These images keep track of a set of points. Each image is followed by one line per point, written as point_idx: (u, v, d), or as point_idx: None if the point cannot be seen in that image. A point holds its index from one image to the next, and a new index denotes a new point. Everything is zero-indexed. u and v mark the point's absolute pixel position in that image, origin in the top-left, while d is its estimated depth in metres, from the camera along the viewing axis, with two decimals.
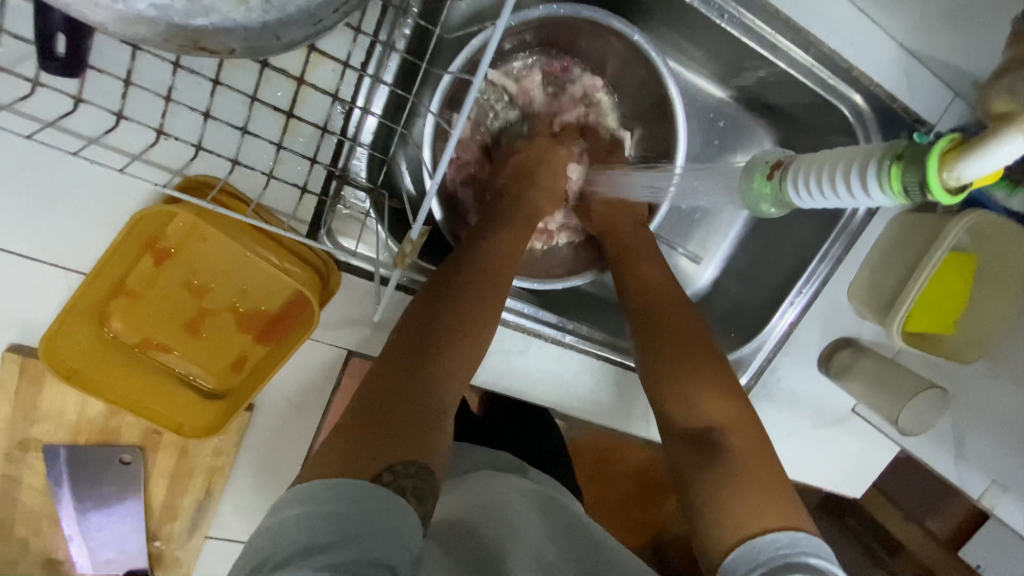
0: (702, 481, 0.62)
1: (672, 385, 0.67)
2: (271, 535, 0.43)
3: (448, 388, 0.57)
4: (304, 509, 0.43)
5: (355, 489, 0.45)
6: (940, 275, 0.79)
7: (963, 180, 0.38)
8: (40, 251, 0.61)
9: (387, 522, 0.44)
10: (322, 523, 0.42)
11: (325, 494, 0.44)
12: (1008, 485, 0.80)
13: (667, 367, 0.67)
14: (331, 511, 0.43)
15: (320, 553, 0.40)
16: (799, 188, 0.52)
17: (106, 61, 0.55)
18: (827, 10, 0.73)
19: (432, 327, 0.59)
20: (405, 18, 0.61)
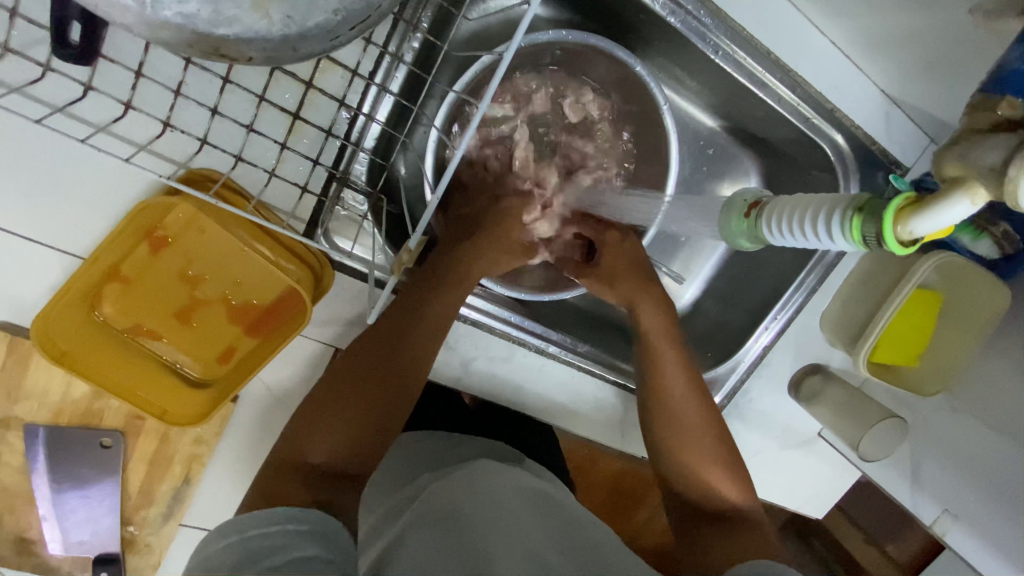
0: (703, 542, 0.69)
1: (684, 458, 0.74)
2: (206, 560, 0.47)
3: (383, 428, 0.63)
4: (234, 538, 0.48)
5: (290, 514, 0.50)
6: (907, 311, 0.83)
7: (915, 235, 0.40)
8: (36, 233, 0.62)
9: (311, 530, 0.50)
10: (263, 538, 0.48)
11: (251, 523, 0.49)
12: (958, 514, 0.84)
13: (683, 446, 0.74)
14: (266, 529, 0.49)
15: (261, 560, 0.46)
16: (772, 227, 0.52)
17: (120, 52, 0.57)
18: (815, 54, 0.78)
19: (390, 366, 0.64)
20: (415, 33, 0.64)
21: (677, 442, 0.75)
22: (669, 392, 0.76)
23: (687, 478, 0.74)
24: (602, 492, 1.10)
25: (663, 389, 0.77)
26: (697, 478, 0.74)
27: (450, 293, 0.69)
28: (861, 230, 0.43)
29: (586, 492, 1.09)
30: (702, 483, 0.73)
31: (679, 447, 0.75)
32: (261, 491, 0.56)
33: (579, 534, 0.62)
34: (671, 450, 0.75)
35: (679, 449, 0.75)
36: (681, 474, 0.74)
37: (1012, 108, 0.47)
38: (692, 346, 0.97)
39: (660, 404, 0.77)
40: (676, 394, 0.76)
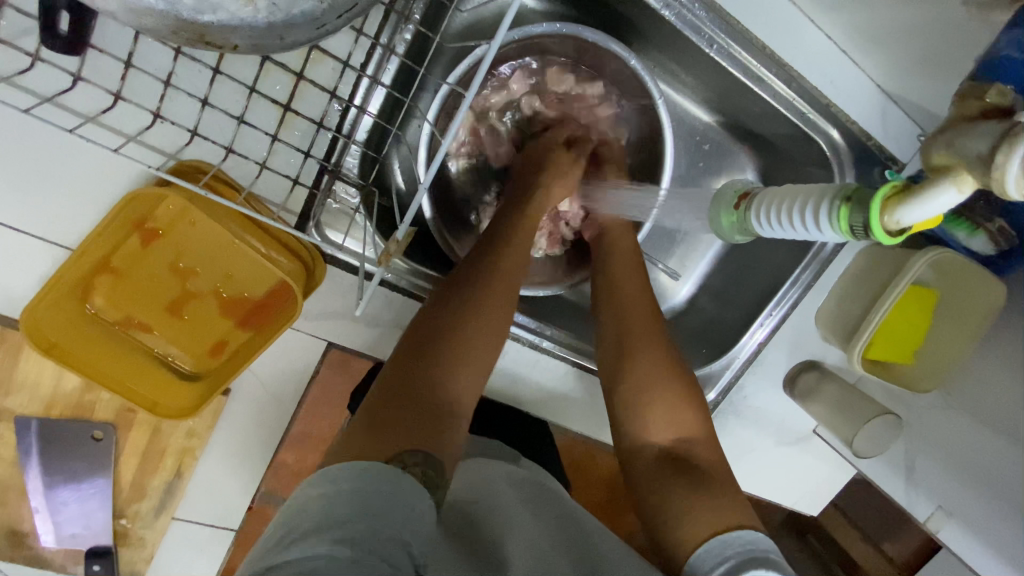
0: (671, 492, 0.63)
1: (652, 395, 0.69)
2: (294, 513, 0.44)
3: (469, 372, 0.59)
4: (326, 490, 0.45)
5: (379, 470, 0.46)
6: (901, 306, 0.83)
7: (904, 225, 0.40)
8: (25, 225, 0.62)
9: (403, 496, 0.45)
10: (342, 499, 0.44)
11: (347, 475, 0.46)
12: (952, 510, 0.82)
13: (648, 383, 0.69)
14: (349, 488, 0.44)
15: (336, 527, 0.41)
16: (762, 218, 0.52)
17: (109, 43, 0.56)
18: (810, 48, 0.77)
19: (479, 309, 0.62)
20: (407, 25, 0.64)
21: (648, 376, 0.69)
22: (635, 335, 0.72)
23: (652, 422, 0.68)
24: (600, 491, 1.07)
25: (622, 320, 0.73)
26: (664, 421, 0.68)
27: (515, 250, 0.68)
28: (848, 221, 0.44)
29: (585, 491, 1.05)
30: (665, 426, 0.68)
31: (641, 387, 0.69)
32: (359, 435, 0.51)
33: (572, 526, 0.62)
34: (637, 396, 0.69)
35: (642, 386, 0.69)
36: (650, 421, 0.68)
37: (1000, 96, 0.47)
38: (687, 342, 0.97)
39: (629, 340, 0.72)
40: (640, 323, 0.73)
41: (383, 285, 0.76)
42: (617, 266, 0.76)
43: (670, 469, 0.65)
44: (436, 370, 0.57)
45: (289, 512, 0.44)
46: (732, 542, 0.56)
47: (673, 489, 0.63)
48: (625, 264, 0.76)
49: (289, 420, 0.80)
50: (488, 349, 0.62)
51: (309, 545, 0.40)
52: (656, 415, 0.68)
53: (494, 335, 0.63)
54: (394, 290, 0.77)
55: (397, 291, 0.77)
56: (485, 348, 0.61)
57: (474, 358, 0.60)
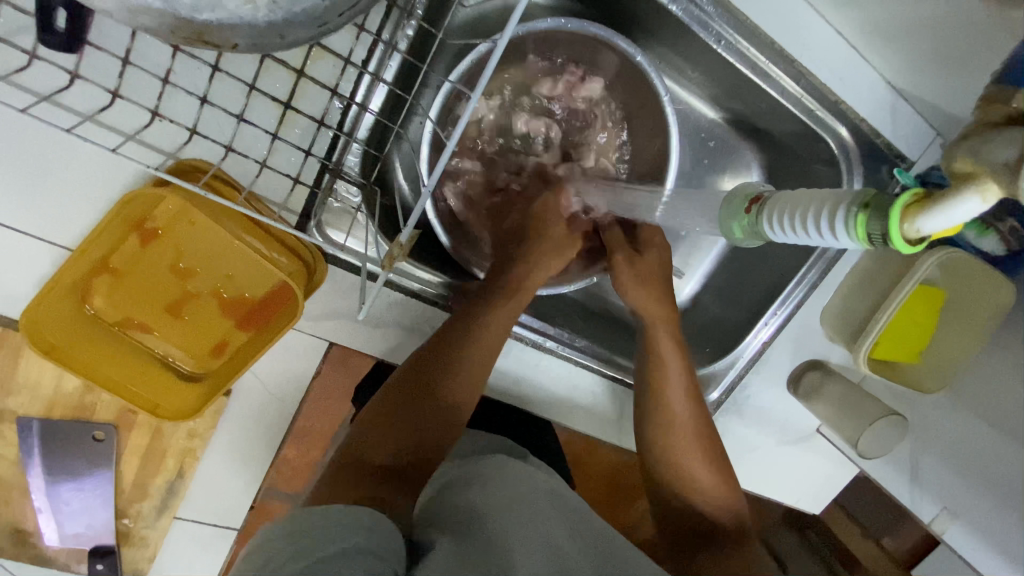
0: (703, 569, 0.66)
1: (692, 475, 0.71)
2: (267, 545, 0.46)
3: (443, 423, 0.63)
4: (292, 528, 0.46)
5: (340, 509, 0.47)
6: (910, 306, 0.82)
7: (922, 234, 0.39)
8: (23, 223, 0.61)
9: (368, 523, 0.47)
10: (311, 529, 0.46)
11: (310, 517, 0.47)
12: (957, 512, 0.84)
13: (691, 460, 0.71)
14: (316, 523, 0.46)
15: (305, 556, 0.43)
16: (774, 224, 0.50)
17: (107, 40, 0.55)
18: (820, 44, 0.76)
19: (458, 362, 0.65)
20: (409, 20, 0.62)
21: (688, 454, 0.72)
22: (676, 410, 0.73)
23: (702, 502, 0.71)
24: (599, 487, 1.09)
25: (670, 405, 0.74)
26: (709, 503, 0.71)
27: (499, 307, 0.69)
28: (866, 229, 0.42)
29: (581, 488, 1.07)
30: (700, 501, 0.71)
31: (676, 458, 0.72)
32: (328, 484, 0.54)
33: (585, 524, 0.62)
34: (677, 467, 0.72)
35: (686, 468, 0.71)
36: (700, 500, 0.71)
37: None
38: (691, 341, 0.96)
39: (679, 428, 0.72)
40: (683, 405, 0.73)
41: (387, 284, 0.75)
42: (661, 343, 0.75)
43: (705, 547, 0.69)
44: (412, 423, 0.61)
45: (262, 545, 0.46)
46: None
47: (706, 561, 0.67)
48: (668, 342, 0.75)
49: (290, 420, 0.79)
50: (463, 401, 0.65)
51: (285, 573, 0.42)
52: (702, 499, 0.71)
53: (471, 387, 0.66)
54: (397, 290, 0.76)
55: (399, 289, 0.76)
56: (460, 403, 0.64)
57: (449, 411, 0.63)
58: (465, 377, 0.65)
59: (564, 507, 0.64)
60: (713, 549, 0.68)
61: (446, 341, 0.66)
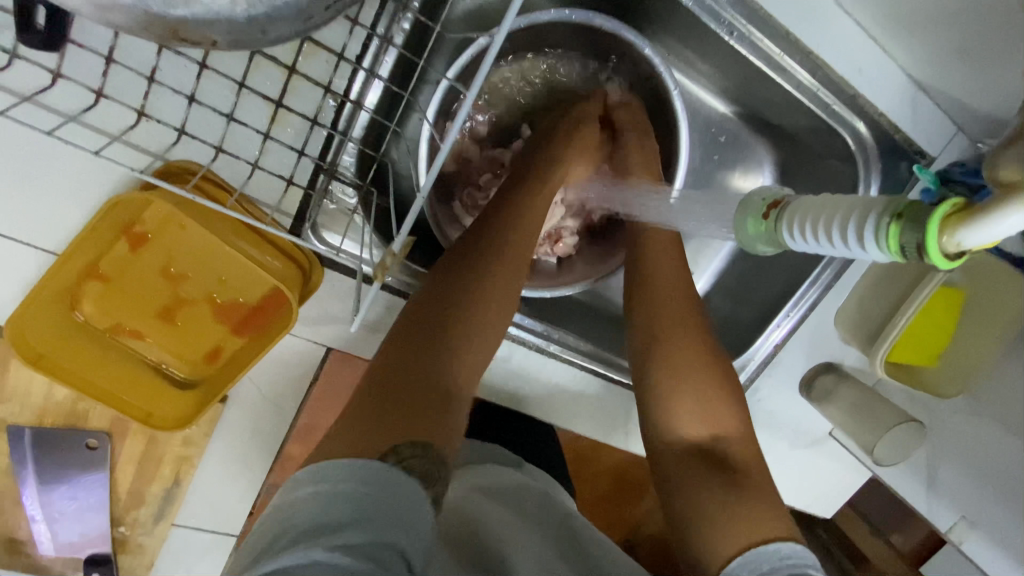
0: (698, 498, 0.61)
1: (682, 391, 0.65)
2: (284, 512, 0.42)
3: (469, 355, 0.58)
4: (318, 488, 0.42)
5: (373, 469, 0.43)
6: (929, 309, 0.78)
7: (963, 247, 0.36)
8: (9, 231, 0.59)
9: (402, 503, 0.42)
10: (335, 501, 0.41)
11: (337, 472, 0.43)
12: (976, 521, 0.80)
13: (683, 370, 0.66)
14: (334, 486, 0.42)
15: (333, 533, 0.39)
16: (795, 231, 0.47)
17: (89, 37, 0.53)
18: (837, 34, 0.72)
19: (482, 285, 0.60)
20: (405, 13, 0.59)
21: (676, 371, 0.66)
22: (673, 339, 0.67)
23: (687, 416, 0.65)
24: (604, 480, 1.06)
25: (654, 312, 0.69)
26: (694, 417, 0.65)
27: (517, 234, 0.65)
28: (899, 240, 0.39)
29: (582, 484, 1.05)
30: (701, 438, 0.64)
31: (678, 391, 0.65)
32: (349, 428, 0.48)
33: (583, 539, 0.60)
34: (665, 379, 0.66)
35: (673, 376, 0.66)
36: (681, 415, 0.65)
37: None
38: None
39: (660, 332, 0.68)
40: (671, 314, 0.68)
41: (384, 289, 0.72)
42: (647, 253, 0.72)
43: (700, 467, 0.63)
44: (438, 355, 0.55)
45: (284, 511, 0.42)
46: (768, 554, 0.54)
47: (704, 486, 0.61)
48: (657, 251, 0.71)
49: (287, 427, 0.77)
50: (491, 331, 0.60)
51: (311, 550, 0.38)
52: (695, 410, 0.65)
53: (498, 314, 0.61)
54: (397, 295, 0.73)
55: (397, 295, 0.73)
56: (486, 331, 0.60)
57: (477, 341, 0.59)
58: (491, 305, 0.60)
59: (557, 524, 0.62)
60: (713, 468, 0.62)
61: (464, 262, 0.61)
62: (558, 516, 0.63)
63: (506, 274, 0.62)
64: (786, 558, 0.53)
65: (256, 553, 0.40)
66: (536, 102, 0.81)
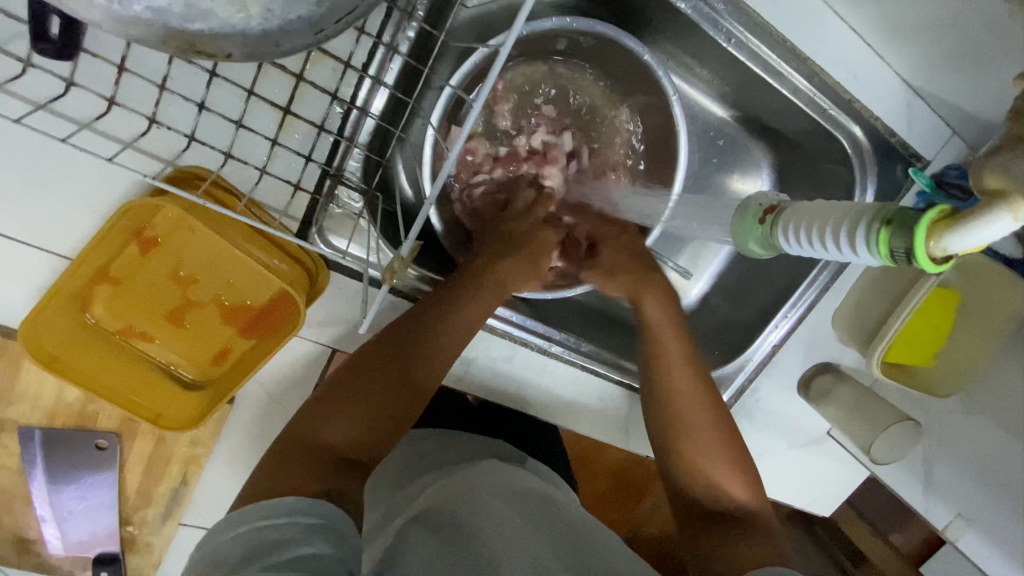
0: (716, 548, 0.64)
1: (690, 449, 0.69)
2: (215, 553, 0.45)
3: (416, 396, 0.62)
4: (247, 525, 0.46)
5: (301, 503, 0.48)
6: (924, 311, 0.80)
7: (949, 253, 0.37)
8: (22, 234, 0.60)
9: (330, 525, 0.47)
10: (267, 533, 0.45)
11: (264, 510, 0.47)
12: (972, 517, 0.82)
13: (688, 433, 0.69)
14: (264, 521, 0.46)
15: (261, 559, 0.43)
16: (791, 236, 0.49)
17: (101, 46, 0.54)
18: (833, 39, 0.73)
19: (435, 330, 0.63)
20: (410, 22, 0.61)
21: (688, 434, 0.69)
22: (679, 403, 0.71)
23: (704, 472, 0.68)
24: (604, 482, 1.08)
25: (661, 372, 0.72)
26: (707, 473, 0.68)
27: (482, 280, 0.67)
28: (888, 246, 0.40)
29: (585, 484, 1.06)
30: (700, 475, 0.68)
31: (680, 438, 0.70)
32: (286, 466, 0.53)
33: (583, 539, 0.61)
34: (675, 442, 0.70)
35: (683, 439, 0.69)
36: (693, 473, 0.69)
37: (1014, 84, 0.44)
38: (699, 343, 0.94)
39: (669, 397, 0.71)
40: (677, 378, 0.72)
41: (392, 293, 0.74)
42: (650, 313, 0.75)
43: (714, 521, 0.66)
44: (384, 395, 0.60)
45: (211, 555, 0.45)
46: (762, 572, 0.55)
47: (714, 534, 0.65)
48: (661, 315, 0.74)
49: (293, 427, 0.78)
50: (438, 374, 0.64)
51: (244, 575, 0.41)
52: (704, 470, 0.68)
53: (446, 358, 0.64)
54: (401, 296, 0.75)
55: (405, 298, 0.75)
56: (433, 374, 0.63)
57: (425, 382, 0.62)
58: (443, 348, 0.64)
59: (556, 521, 0.63)
60: (724, 521, 0.66)
61: (424, 307, 0.65)
62: (561, 513, 0.65)
63: (463, 320, 0.65)
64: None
65: None
66: (540, 108, 0.81)
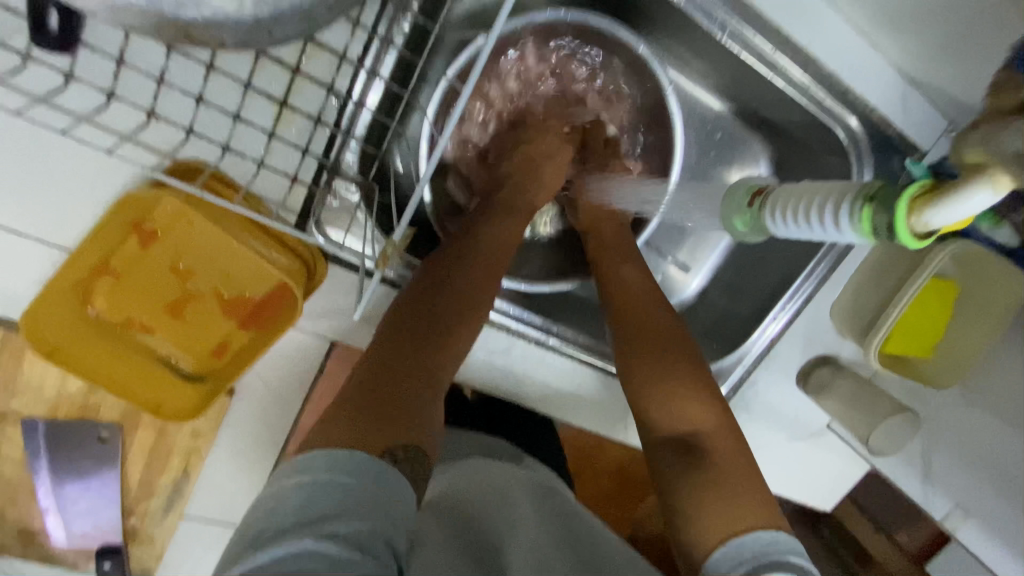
0: (680, 486, 0.61)
1: (653, 384, 0.67)
2: (269, 507, 0.43)
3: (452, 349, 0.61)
4: (304, 479, 0.44)
5: (366, 460, 0.46)
6: (922, 300, 0.80)
7: (931, 227, 0.37)
8: (24, 227, 0.61)
9: (386, 499, 0.45)
10: (322, 490, 0.43)
11: (324, 463, 0.45)
12: (970, 508, 0.82)
13: (650, 364, 0.68)
14: (325, 475, 0.44)
15: (319, 524, 0.41)
16: (777, 218, 0.49)
17: (100, 40, 0.55)
18: (827, 30, 0.74)
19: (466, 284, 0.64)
20: (404, 15, 0.61)
21: (649, 366, 0.68)
22: (637, 336, 0.70)
23: (673, 408, 0.65)
24: (609, 482, 1.08)
25: (621, 304, 0.72)
26: (677, 410, 0.65)
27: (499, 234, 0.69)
28: (872, 223, 0.41)
29: (586, 481, 1.06)
30: (672, 410, 0.65)
31: (639, 372, 0.68)
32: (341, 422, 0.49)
33: (577, 529, 0.61)
34: (640, 377, 0.68)
35: (645, 376, 0.68)
36: (662, 411, 0.66)
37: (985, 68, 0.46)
38: (698, 336, 0.94)
39: (628, 330, 0.71)
40: (637, 307, 0.71)
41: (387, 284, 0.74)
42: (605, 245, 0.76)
43: (680, 457, 0.63)
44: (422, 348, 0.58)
45: (269, 514, 0.42)
46: (748, 546, 0.54)
47: (679, 473, 0.62)
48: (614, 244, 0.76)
49: (293, 419, 0.79)
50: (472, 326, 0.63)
51: (296, 540, 0.39)
52: (664, 407, 0.66)
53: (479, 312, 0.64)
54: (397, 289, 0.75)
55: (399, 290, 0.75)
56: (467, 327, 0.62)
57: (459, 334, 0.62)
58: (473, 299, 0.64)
59: (556, 510, 0.64)
60: (687, 456, 0.63)
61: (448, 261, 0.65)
62: (556, 504, 0.65)
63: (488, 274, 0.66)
64: (768, 545, 0.53)
65: (242, 547, 0.41)
66: (537, 102, 0.82)
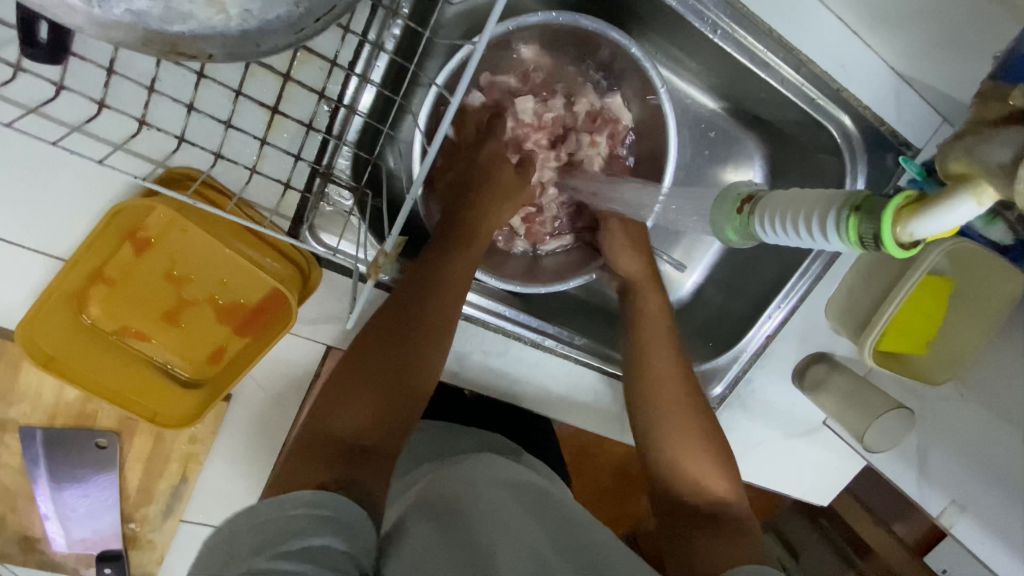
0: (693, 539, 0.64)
1: (671, 441, 0.70)
2: (222, 541, 0.44)
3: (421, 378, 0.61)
4: (257, 515, 0.44)
5: (315, 491, 0.46)
6: (916, 298, 0.80)
7: (915, 237, 0.38)
8: (15, 237, 0.61)
9: (340, 517, 0.45)
10: (273, 520, 0.44)
11: (276, 497, 0.45)
12: (965, 505, 0.82)
13: (677, 423, 0.70)
14: (279, 510, 0.44)
15: (273, 545, 0.42)
16: (767, 225, 0.49)
17: (90, 50, 0.55)
18: (819, 29, 0.74)
19: (427, 306, 0.64)
20: (395, 19, 0.61)
21: (668, 420, 0.71)
22: (662, 394, 0.72)
23: (690, 467, 0.68)
24: (606, 479, 1.09)
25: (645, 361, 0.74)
26: (690, 468, 0.69)
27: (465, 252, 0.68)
28: (858, 231, 0.40)
29: (583, 480, 1.07)
30: (687, 470, 0.69)
31: (668, 433, 0.70)
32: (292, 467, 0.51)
33: (575, 529, 0.62)
34: (660, 431, 0.71)
35: (667, 431, 0.70)
36: (678, 462, 0.69)
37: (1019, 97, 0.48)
38: (693, 336, 0.95)
39: (653, 388, 0.73)
40: (665, 366, 0.74)
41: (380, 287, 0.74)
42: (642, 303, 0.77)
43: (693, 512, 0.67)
44: (383, 379, 0.59)
45: (225, 534, 0.44)
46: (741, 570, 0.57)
47: (693, 527, 0.65)
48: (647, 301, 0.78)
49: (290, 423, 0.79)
50: (440, 349, 0.63)
51: (252, 563, 0.40)
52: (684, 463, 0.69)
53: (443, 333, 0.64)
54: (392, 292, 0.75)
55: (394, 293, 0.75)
56: (432, 352, 0.63)
57: (426, 358, 0.62)
58: (433, 323, 0.63)
59: (552, 512, 0.64)
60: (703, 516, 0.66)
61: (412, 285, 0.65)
62: (557, 506, 0.66)
63: (453, 293, 0.66)
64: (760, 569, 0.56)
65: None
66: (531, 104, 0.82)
